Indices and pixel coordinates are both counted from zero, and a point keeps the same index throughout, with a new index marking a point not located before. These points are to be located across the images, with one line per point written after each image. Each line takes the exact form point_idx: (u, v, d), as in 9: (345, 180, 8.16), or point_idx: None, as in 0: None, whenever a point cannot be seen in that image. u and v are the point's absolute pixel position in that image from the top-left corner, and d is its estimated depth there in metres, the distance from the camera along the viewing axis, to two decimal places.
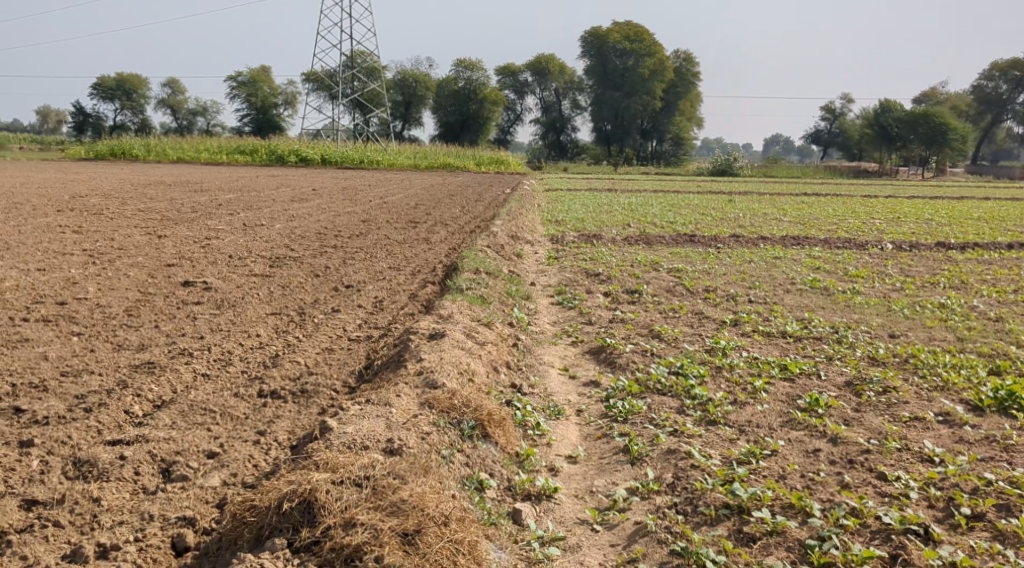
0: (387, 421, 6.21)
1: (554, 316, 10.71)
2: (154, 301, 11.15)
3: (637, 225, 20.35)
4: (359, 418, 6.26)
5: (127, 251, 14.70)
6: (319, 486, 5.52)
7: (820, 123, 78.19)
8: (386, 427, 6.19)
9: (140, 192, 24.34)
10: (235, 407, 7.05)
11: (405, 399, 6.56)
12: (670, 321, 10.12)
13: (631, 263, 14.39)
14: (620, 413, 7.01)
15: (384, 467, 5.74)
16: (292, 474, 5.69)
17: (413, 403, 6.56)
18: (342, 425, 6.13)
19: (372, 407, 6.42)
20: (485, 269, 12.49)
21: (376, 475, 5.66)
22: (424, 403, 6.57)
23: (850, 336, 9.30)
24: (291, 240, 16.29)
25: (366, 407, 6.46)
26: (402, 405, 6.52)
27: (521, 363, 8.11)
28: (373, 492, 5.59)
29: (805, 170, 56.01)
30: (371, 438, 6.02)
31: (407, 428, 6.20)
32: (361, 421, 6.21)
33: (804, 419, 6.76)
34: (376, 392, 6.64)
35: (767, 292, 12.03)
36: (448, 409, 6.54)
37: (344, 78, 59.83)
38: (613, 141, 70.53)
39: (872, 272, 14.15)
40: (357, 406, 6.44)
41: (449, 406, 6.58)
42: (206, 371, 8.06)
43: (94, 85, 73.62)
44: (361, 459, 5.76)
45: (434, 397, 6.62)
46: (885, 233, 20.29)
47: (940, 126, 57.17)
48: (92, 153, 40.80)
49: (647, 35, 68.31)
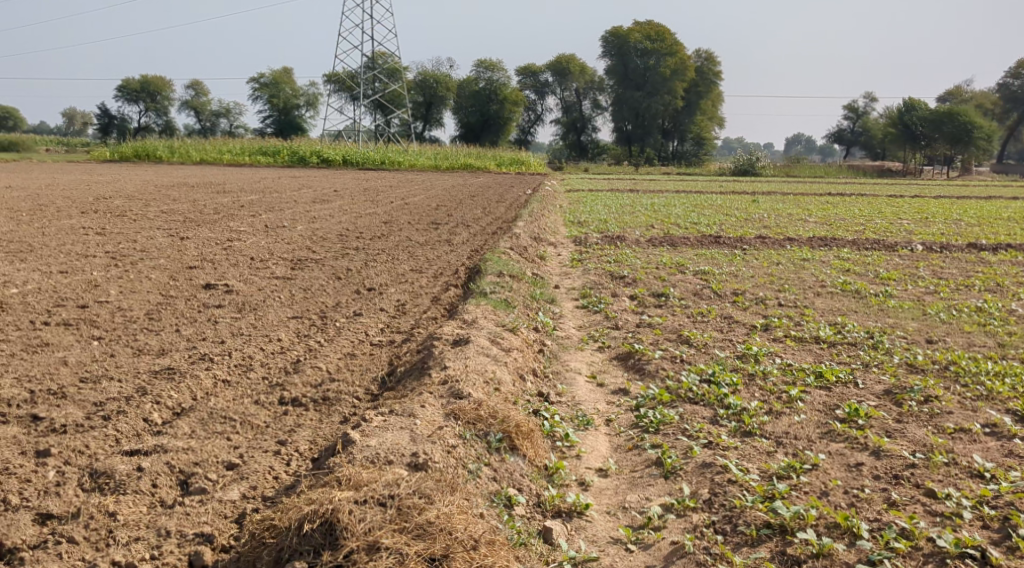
0: (412, 434, 6.03)
1: (580, 320, 10.50)
2: (175, 304, 11.02)
3: (661, 226, 20.11)
4: (382, 430, 6.08)
5: (149, 253, 14.61)
6: (341, 506, 5.33)
7: (843, 122, 77.52)
8: (411, 440, 6.00)
9: (164, 194, 24.33)
10: (256, 416, 6.89)
11: (430, 410, 6.37)
12: (699, 325, 9.89)
13: (657, 265, 14.17)
14: (652, 423, 6.80)
15: (409, 485, 5.55)
16: (313, 491, 5.50)
17: (438, 413, 6.37)
18: (365, 438, 5.94)
19: (396, 418, 6.24)
20: (509, 272, 12.30)
21: (401, 493, 5.47)
22: (449, 413, 6.38)
23: (885, 342, 9.06)
24: (313, 242, 16.15)
25: (390, 417, 6.27)
26: (426, 415, 6.33)
27: (548, 371, 7.91)
28: (398, 512, 5.39)
29: (828, 170, 55.47)
30: (396, 452, 5.83)
31: (432, 441, 6.01)
32: (385, 433, 6.03)
33: (843, 430, 6.53)
34: (400, 402, 6.46)
35: (798, 296, 11.78)
36: (474, 421, 6.35)
37: (366, 79, 59.83)
38: (633, 141, 70.22)
39: (903, 274, 13.86)
40: (380, 417, 6.26)
41: (476, 417, 6.39)
42: (226, 377, 7.91)
43: (119, 87, 74.12)
44: (386, 476, 5.56)
45: (459, 407, 6.43)
46: (914, 234, 19.94)
47: (965, 125, 56.39)
48: (116, 154, 40.97)
49: (669, 35, 67.82)
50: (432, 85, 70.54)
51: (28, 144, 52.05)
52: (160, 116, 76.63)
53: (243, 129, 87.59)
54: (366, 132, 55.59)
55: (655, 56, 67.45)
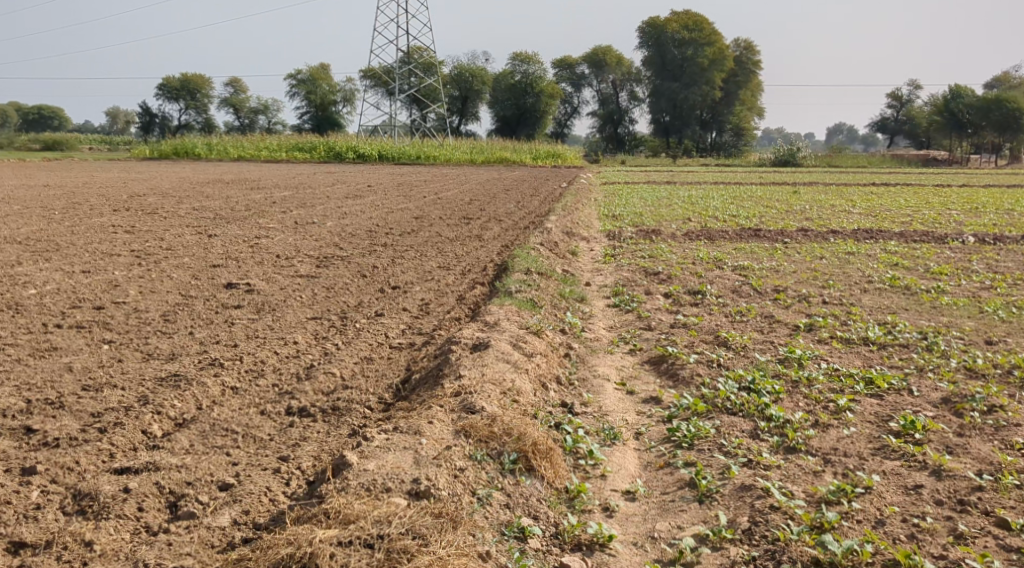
0: (417, 457, 5.55)
1: (611, 320, 9.96)
2: (193, 305, 10.61)
3: (700, 219, 19.46)
4: (384, 451, 5.61)
5: (175, 252, 14.25)
6: (322, 550, 4.90)
7: (886, 111, 75.97)
8: (413, 464, 5.54)
9: (198, 191, 24.04)
10: (261, 427, 6.43)
11: (439, 427, 5.89)
12: (738, 326, 9.31)
13: (694, 261, 13.57)
14: (686, 437, 6.25)
15: (403, 523, 5.09)
16: (295, 529, 5.08)
17: (448, 431, 5.89)
18: (365, 462, 5.47)
19: (401, 437, 5.77)
20: (538, 269, 11.80)
21: (393, 534, 5.01)
22: (460, 431, 5.90)
23: (940, 344, 8.45)
24: (341, 239, 15.74)
25: (395, 436, 5.80)
26: (437, 433, 5.85)
27: (574, 378, 7.38)
28: (388, 555, 4.93)
29: (871, 160, 54.20)
30: (396, 479, 5.38)
31: (438, 464, 5.55)
32: (386, 455, 5.56)
33: (898, 446, 5.94)
34: (407, 419, 5.99)
35: (843, 292, 11.16)
36: (486, 439, 5.87)
37: (403, 74, 59.52)
38: (671, 132, 69.28)
39: (956, 268, 13.12)
40: (384, 435, 5.78)
41: (490, 435, 5.90)
42: (234, 385, 7.46)
43: (160, 86, 74.55)
44: (379, 513, 5.11)
45: (472, 424, 5.94)
46: (964, 225, 19.12)
47: (1012, 113, 54.68)
48: (156, 152, 40.92)
49: (707, 24, 66.65)
50: (468, 78, 70.21)
51: (73, 143, 52.45)
52: (200, 114, 76.89)
53: (282, 125, 87.78)
54: (402, 127, 55.31)
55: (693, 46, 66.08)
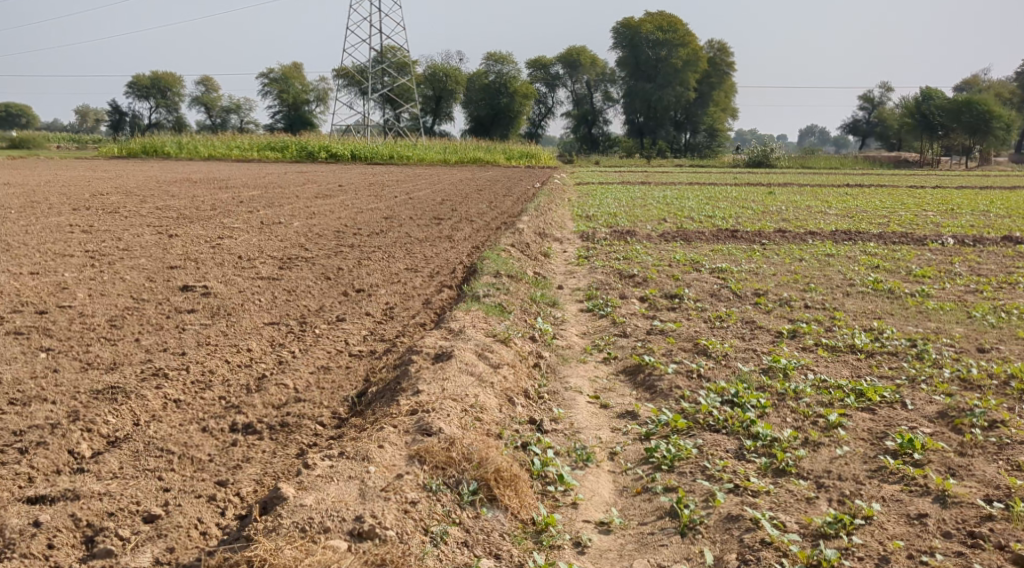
0: (370, 491, 5.05)
1: (584, 326, 9.46)
2: (142, 309, 9.99)
3: (675, 219, 19.00)
4: (327, 482, 5.11)
5: (131, 252, 13.59)
6: None
7: (859, 112, 76.08)
8: (358, 497, 5.04)
9: (163, 190, 23.31)
10: (200, 447, 5.86)
11: (391, 453, 5.38)
12: (719, 332, 8.82)
13: (670, 262, 13.10)
14: (666, 458, 5.76)
15: None
16: None
17: (400, 457, 5.39)
18: (306, 498, 4.95)
19: (347, 464, 5.27)
20: (508, 271, 11.28)
21: None
22: (414, 457, 5.40)
23: (931, 352, 7.99)
24: (307, 240, 15.12)
25: (340, 463, 5.30)
26: (387, 458, 5.36)
27: (545, 391, 6.86)
28: None
29: (844, 161, 54.10)
30: (336, 517, 4.88)
31: (387, 498, 5.05)
32: (328, 487, 5.07)
33: (896, 468, 5.49)
34: (354, 443, 5.49)
35: (825, 296, 10.74)
36: (444, 465, 5.37)
37: (376, 73, 58.76)
38: (646, 133, 69.04)
39: (939, 270, 12.72)
40: (327, 462, 5.30)
41: (448, 460, 5.41)
42: (177, 397, 6.88)
43: (129, 84, 73.34)
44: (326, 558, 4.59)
45: (428, 448, 5.44)
46: (941, 226, 18.81)
47: (983, 115, 54.81)
48: (124, 150, 40.05)
49: (682, 26, 66.52)
50: (442, 78, 69.66)
51: (38, 142, 51.27)
52: (170, 112, 75.78)
53: (254, 124, 86.79)
54: (375, 126, 54.58)
55: (668, 48, 65.98)
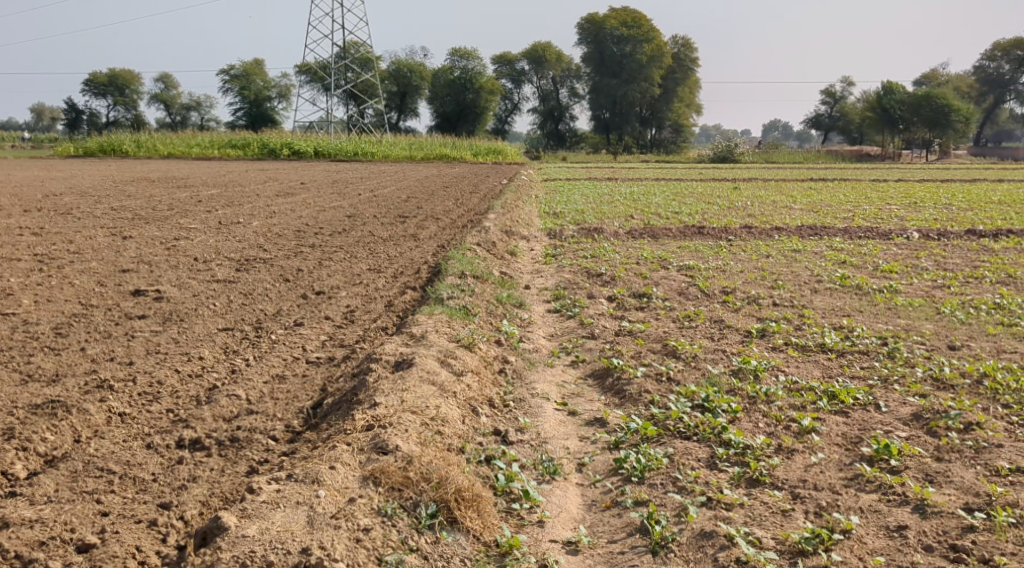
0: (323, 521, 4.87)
1: (551, 328, 9.22)
2: (90, 316, 9.57)
3: (642, 216, 18.80)
4: (271, 509, 4.94)
5: (82, 255, 13.13)
6: None
7: (821, 106, 76.51)
8: (306, 525, 4.87)
9: (119, 189, 22.72)
10: (144, 466, 5.55)
11: (342, 475, 5.18)
12: (688, 332, 8.62)
13: (636, 260, 12.89)
14: (635, 469, 5.58)
15: None
16: None
17: (353, 479, 5.18)
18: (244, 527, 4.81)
19: (293, 488, 5.08)
20: (473, 271, 11.00)
21: None
22: (368, 479, 5.19)
23: (902, 351, 7.83)
24: (266, 240, 14.74)
25: (287, 487, 5.10)
26: (340, 480, 5.15)
27: (509, 398, 6.62)
28: None
29: (807, 156, 54.33)
30: (281, 550, 4.72)
31: (336, 525, 4.88)
32: (271, 515, 4.90)
33: (873, 476, 5.38)
34: (304, 465, 5.25)
35: (794, 293, 10.57)
36: (401, 486, 5.18)
37: (339, 69, 58.12)
38: (612, 129, 68.56)
39: (906, 265, 12.61)
40: (274, 487, 5.10)
41: (404, 481, 5.20)
42: (121, 412, 6.55)
43: (86, 81, 72.01)
44: None
45: (382, 468, 5.23)
46: (906, 220, 18.77)
47: (942, 108, 55.22)
48: (81, 150, 39.25)
49: (646, 21, 66.40)
50: (405, 74, 69.13)
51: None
52: (129, 110, 74.61)
53: (215, 121, 85.64)
54: (338, 123, 53.97)
55: (633, 43, 65.73)
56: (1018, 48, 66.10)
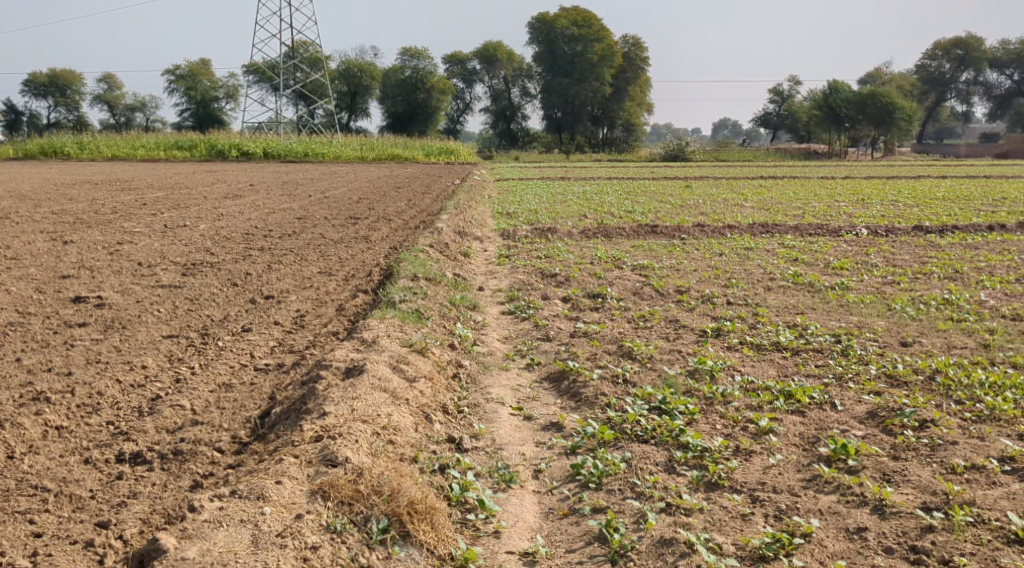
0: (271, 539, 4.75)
1: (505, 330, 9.11)
2: (28, 325, 9.26)
3: (595, 215, 18.77)
4: (211, 530, 4.78)
5: (22, 261, 12.73)
6: None
7: (769, 105, 77.36)
8: (250, 545, 4.74)
9: (63, 194, 22.16)
10: (81, 482, 5.48)
11: (289, 490, 5.03)
12: (643, 333, 8.55)
13: (590, 260, 12.83)
14: (593, 474, 5.53)
15: None
16: None
17: (301, 494, 5.04)
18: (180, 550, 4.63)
19: (237, 507, 4.93)
20: (425, 274, 10.85)
21: None
22: (315, 493, 5.07)
23: (856, 348, 7.83)
24: (214, 243, 14.44)
25: (230, 505, 4.95)
26: (287, 495, 5.01)
27: (464, 404, 6.50)
28: None
29: (756, 153, 54.91)
30: None
31: (279, 545, 4.74)
32: (211, 536, 4.74)
33: (831, 477, 5.38)
34: (247, 480, 5.12)
35: (747, 291, 10.57)
36: (351, 499, 5.06)
37: (288, 69, 57.52)
38: (563, 129, 68.75)
39: (856, 262, 12.70)
40: (216, 504, 4.94)
41: (355, 494, 5.08)
42: (59, 424, 6.33)
43: (28, 82, 70.46)
44: None
45: (332, 482, 5.11)
46: (855, 217, 18.97)
47: (887, 106, 56.10)
48: (23, 152, 38.37)
49: (596, 21, 66.75)
50: (355, 73, 68.63)
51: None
52: (72, 111, 73.20)
53: (161, 123, 84.29)
54: (288, 124, 53.41)
55: (583, 43, 66.01)
56: (959, 47, 67.55)
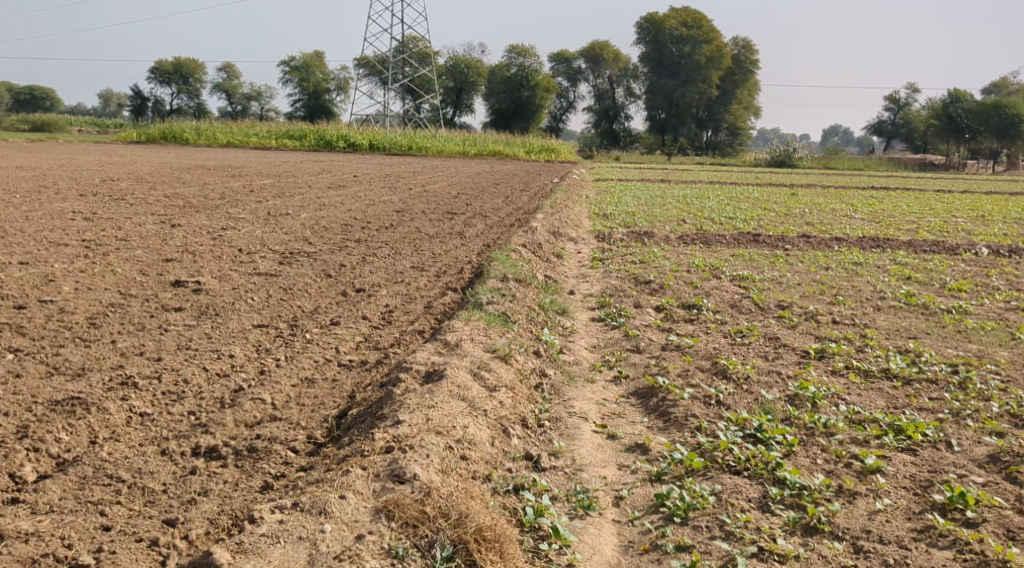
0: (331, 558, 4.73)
1: (595, 338, 8.77)
2: (127, 307, 9.25)
3: (696, 221, 18.22)
4: (271, 544, 4.79)
5: (129, 242, 12.89)
6: None
7: (884, 113, 74.63)
8: (307, 564, 4.70)
9: (176, 177, 22.65)
10: (155, 475, 5.35)
11: (352, 507, 5.00)
12: (740, 350, 8.10)
13: (687, 268, 12.38)
14: (678, 507, 5.25)
15: None
16: None
17: (365, 511, 5.00)
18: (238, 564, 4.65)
19: (298, 521, 4.92)
20: (516, 275, 10.57)
21: None
22: (379, 512, 5.01)
23: (975, 381, 7.23)
24: (313, 233, 14.42)
25: (292, 518, 4.94)
26: (351, 511, 4.98)
27: (545, 418, 6.26)
28: None
29: (868, 163, 53.00)
30: None
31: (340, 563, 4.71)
32: (271, 551, 4.75)
33: (947, 530, 5.02)
34: (309, 492, 5.12)
35: (855, 310, 10.00)
36: (415, 522, 4.98)
37: (397, 63, 58.04)
38: (667, 130, 68.08)
39: (975, 284, 11.93)
40: (277, 517, 4.93)
41: (420, 516, 5.00)
42: (143, 411, 6.20)
43: (152, 69, 72.88)
44: None
45: (397, 501, 5.05)
46: (974, 235, 17.97)
47: (1011, 118, 53.37)
48: (143, 136, 39.63)
49: (706, 22, 65.22)
50: (463, 69, 68.93)
51: (61, 125, 50.92)
52: (192, 98, 75.64)
53: (274, 111, 86.37)
54: (395, 117, 53.86)
55: (692, 43, 64.87)
56: None
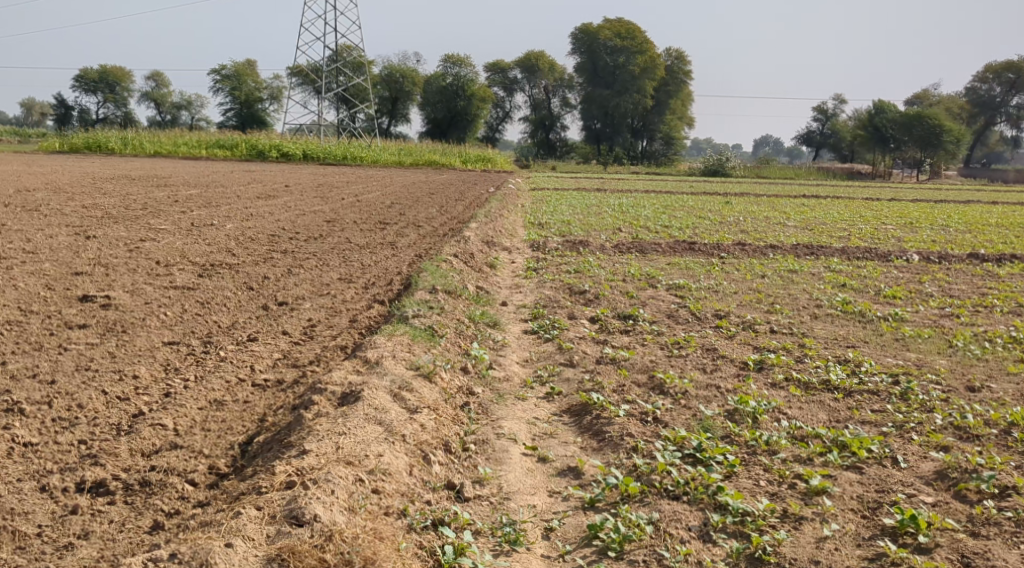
0: None
1: (526, 352, 8.40)
2: (25, 324, 8.57)
3: (631, 230, 17.98)
4: None
5: (37, 255, 12.10)
6: None
7: (813, 123, 75.73)
8: None
9: (97, 188, 21.72)
10: (31, 516, 5.02)
11: (248, 555, 4.62)
12: (678, 363, 7.76)
13: (623, 277, 12.09)
14: (613, 540, 5.00)
15: None
16: None
17: (261, 561, 4.62)
18: None
19: None
20: (445, 286, 10.13)
21: None
22: (280, 560, 4.63)
23: (918, 392, 6.98)
24: (237, 244, 13.80)
25: None
26: (239, 560, 4.60)
27: (471, 441, 5.91)
28: None
29: (798, 172, 53.70)
30: None
31: None
32: None
33: (898, 558, 4.84)
34: (200, 539, 4.73)
35: (792, 319, 9.78)
36: None
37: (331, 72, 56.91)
38: (602, 140, 68.26)
39: (909, 291, 11.82)
40: None
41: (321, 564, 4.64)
42: (27, 441, 5.64)
43: (77, 77, 70.60)
44: None
45: (294, 547, 4.67)
46: (904, 241, 18.02)
47: (934, 128, 54.66)
48: (66, 146, 38.27)
49: (640, 33, 66.10)
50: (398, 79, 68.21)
51: None
52: (119, 107, 73.09)
53: (204, 121, 84.37)
54: (329, 126, 52.81)
55: (626, 54, 65.13)
56: (1012, 70, 65.22)
